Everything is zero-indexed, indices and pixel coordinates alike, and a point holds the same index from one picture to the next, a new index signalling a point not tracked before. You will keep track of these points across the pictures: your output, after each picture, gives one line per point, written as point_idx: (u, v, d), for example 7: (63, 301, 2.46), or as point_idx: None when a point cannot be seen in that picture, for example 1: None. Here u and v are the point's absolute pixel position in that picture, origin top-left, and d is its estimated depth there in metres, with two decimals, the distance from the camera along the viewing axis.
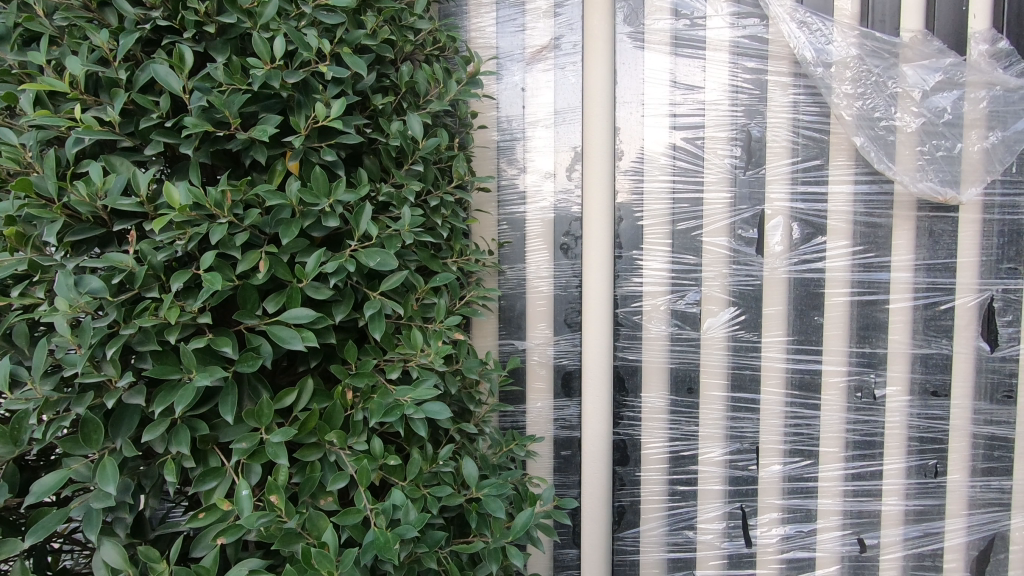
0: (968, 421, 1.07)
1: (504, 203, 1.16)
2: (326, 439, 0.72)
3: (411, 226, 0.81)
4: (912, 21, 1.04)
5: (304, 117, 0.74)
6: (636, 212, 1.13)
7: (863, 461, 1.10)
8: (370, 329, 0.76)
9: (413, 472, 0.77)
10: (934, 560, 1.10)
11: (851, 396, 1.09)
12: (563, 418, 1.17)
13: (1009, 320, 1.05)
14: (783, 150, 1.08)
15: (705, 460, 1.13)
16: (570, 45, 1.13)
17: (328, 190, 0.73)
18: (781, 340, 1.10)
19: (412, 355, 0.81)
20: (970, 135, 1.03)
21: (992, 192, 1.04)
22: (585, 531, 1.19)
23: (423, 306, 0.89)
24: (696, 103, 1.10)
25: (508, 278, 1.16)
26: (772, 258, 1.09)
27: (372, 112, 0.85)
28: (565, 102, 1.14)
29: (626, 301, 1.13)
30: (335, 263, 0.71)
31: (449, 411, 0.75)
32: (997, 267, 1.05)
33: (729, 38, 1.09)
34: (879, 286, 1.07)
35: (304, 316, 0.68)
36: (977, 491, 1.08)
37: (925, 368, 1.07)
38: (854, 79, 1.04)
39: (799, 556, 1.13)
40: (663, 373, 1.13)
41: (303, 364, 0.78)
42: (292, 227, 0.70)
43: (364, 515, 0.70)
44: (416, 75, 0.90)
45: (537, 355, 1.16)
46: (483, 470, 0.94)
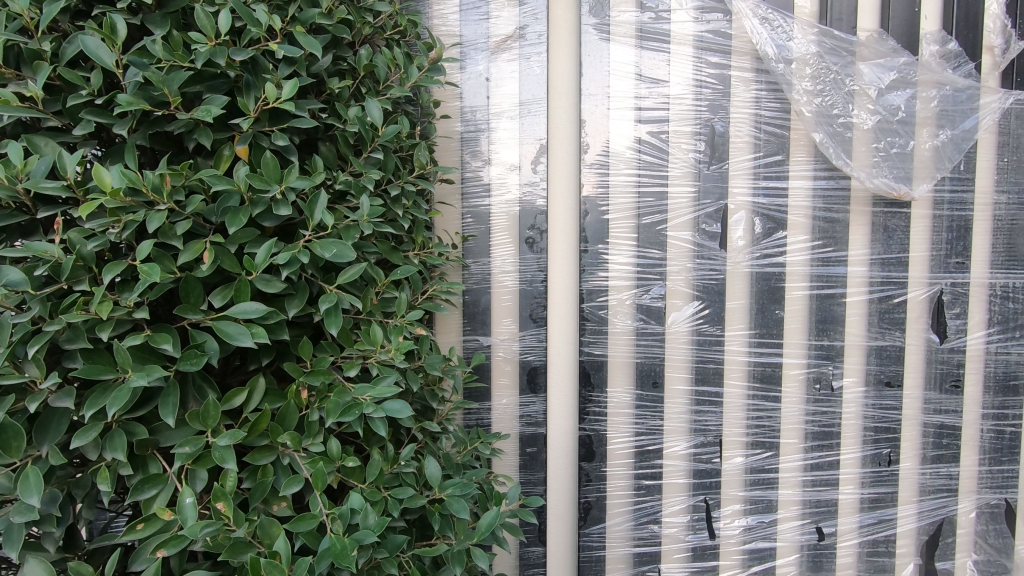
0: (919, 410, 1.10)
1: (468, 195, 1.13)
2: (279, 441, 0.68)
3: (369, 216, 0.77)
4: (869, 20, 1.06)
5: (253, 99, 0.70)
6: (602, 206, 1.11)
7: (821, 452, 1.12)
8: (326, 325, 0.72)
9: (373, 474, 0.73)
10: (887, 545, 1.13)
11: (810, 388, 1.11)
12: (528, 415, 1.15)
13: (957, 312, 1.09)
14: (745, 145, 1.09)
15: (669, 453, 1.14)
16: (535, 35, 1.11)
17: (279, 176, 0.69)
18: (743, 334, 1.11)
19: (371, 351, 0.77)
20: (922, 133, 1.05)
21: (941, 188, 1.07)
22: (550, 528, 1.18)
23: (383, 300, 0.85)
24: (661, 97, 1.10)
25: (472, 273, 1.14)
26: (734, 252, 1.10)
27: (327, 97, 0.81)
28: (530, 94, 1.12)
29: (591, 296, 1.12)
30: (287, 254, 0.67)
31: (410, 410, 0.72)
32: (946, 261, 1.08)
33: (693, 32, 1.08)
34: (837, 280, 1.09)
35: (254, 310, 0.64)
36: (928, 478, 1.11)
37: (879, 359, 1.10)
38: (813, 76, 1.06)
39: (760, 546, 1.15)
40: (628, 368, 1.13)
41: (253, 362, 0.73)
42: (240, 216, 0.66)
43: (319, 521, 0.66)
44: (375, 59, 0.86)
45: (503, 351, 1.14)
46: (446, 470, 0.91)
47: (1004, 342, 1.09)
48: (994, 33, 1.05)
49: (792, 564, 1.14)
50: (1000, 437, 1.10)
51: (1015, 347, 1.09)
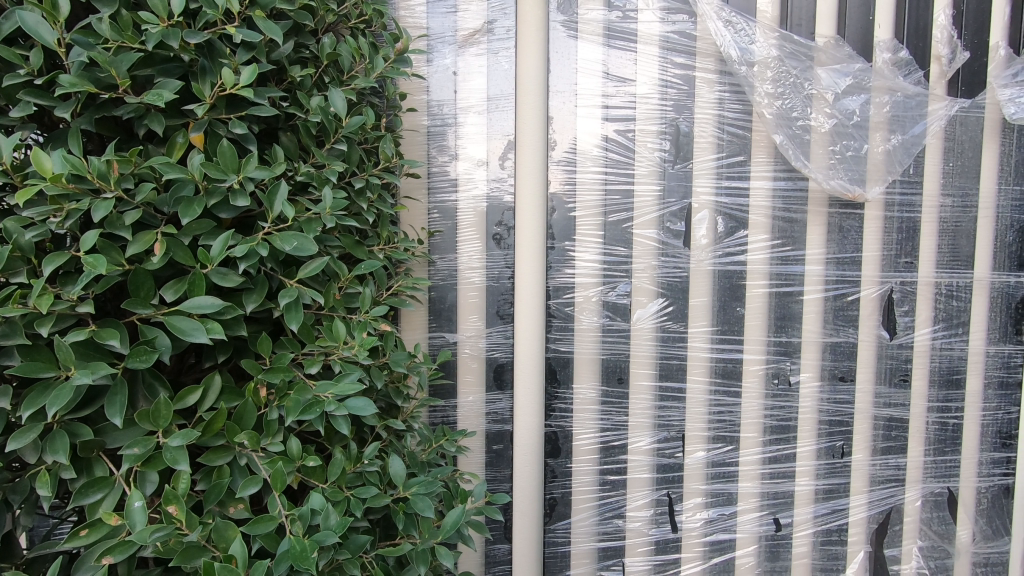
0: (870, 404, 1.15)
1: (435, 190, 1.12)
2: (235, 441, 0.66)
3: (332, 208, 0.75)
4: (826, 27, 1.09)
5: (208, 84, 0.67)
6: (569, 203, 1.12)
7: (778, 445, 1.16)
8: (286, 321, 0.69)
9: (335, 473, 0.72)
10: (840, 534, 1.17)
11: (769, 383, 1.14)
12: (495, 412, 1.14)
13: (906, 309, 1.14)
14: (709, 145, 1.11)
15: (634, 449, 1.15)
16: (502, 30, 1.10)
17: (237, 166, 0.66)
18: (705, 331, 1.13)
19: (334, 348, 0.75)
20: (875, 137, 1.09)
21: (892, 191, 1.12)
22: (516, 525, 1.17)
23: (346, 296, 0.83)
24: (627, 96, 1.11)
25: (438, 269, 1.12)
26: (697, 250, 1.12)
27: (289, 85, 0.79)
28: (498, 89, 1.11)
29: (558, 293, 1.12)
30: (244, 247, 0.64)
31: (373, 407, 0.71)
32: (896, 261, 1.13)
33: (659, 32, 1.10)
34: (795, 278, 1.13)
35: (209, 305, 0.61)
36: (878, 469, 1.16)
37: (834, 355, 1.14)
38: (774, 79, 1.08)
39: (721, 538, 1.17)
40: (593, 364, 1.13)
41: (209, 360, 0.70)
42: (195, 206, 0.63)
43: (278, 523, 0.64)
44: (339, 48, 0.83)
45: (469, 348, 1.13)
46: (411, 468, 0.90)
47: (949, 338, 1.14)
48: (941, 43, 1.09)
49: (750, 555, 1.18)
50: (944, 428, 1.15)
51: (959, 343, 1.14)
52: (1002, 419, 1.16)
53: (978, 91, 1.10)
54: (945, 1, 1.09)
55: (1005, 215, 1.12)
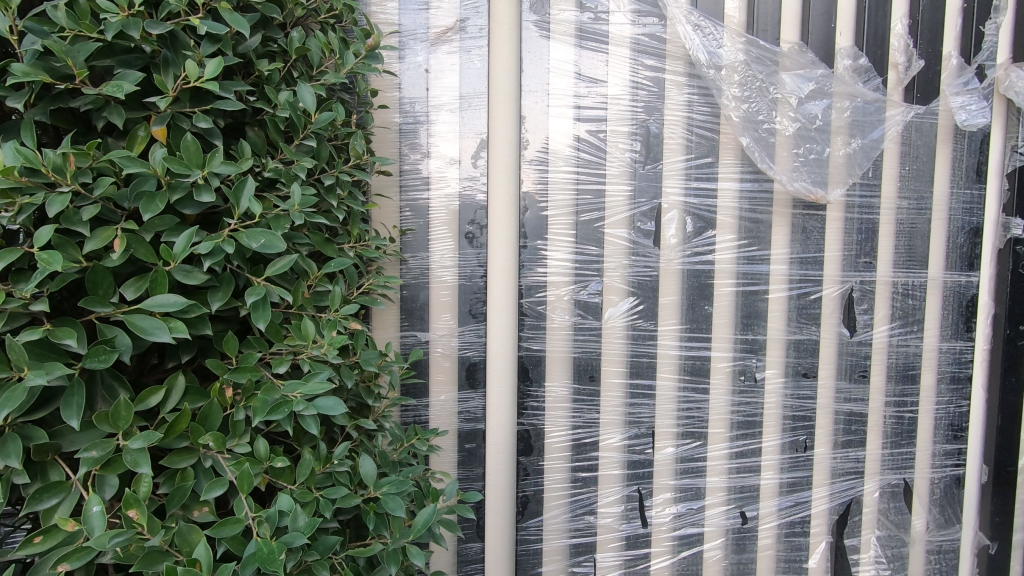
0: (831, 399, 1.19)
1: (407, 188, 1.11)
2: (200, 443, 0.64)
3: (301, 205, 0.74)
4: (790, 33, 1.12)
5: (172, 77, 0.65)
6: (541, 202, 1.12)
7: (745, 440, 1.18)
8: (254, 319, 0.68)
9: (304, 474, 0.71)
10: (804, 526, 1.21)
11: (735, 379, 1.17)
12: (467, 410, 1.14)
13: (865, 308, 1.18)
14: (678, 147, 1.13)
15: (605, 445, 1.16)
16: (475, 29, 1.10)
17: (201, 160, 0.64)
18: (675, 329, 1.15)
19: (303, 346, 0.74)
20: (836, 141, 1.13)
21: (852, 193, 1.15)
22: (488, 524, 1.18)
23: (315, 294, 0.82)
24: (599, 96, 1.12)
25: (410, 267, 1.12)
26: (667, 249, 1.14)
27: (256, 79, 0.77)
28: (470, 87, 1.11)
29: (530, 291, 1.13)
30: (209, 244, 0.63)
31: (343, 406, 0.70)
32: (856, 260, 1.17)
33: (630, 35, 1.11)
34: (760, 278, 1.16)
35: (172, 303, 0.59)
36: (838, 462, 1.20)
37: (798, 352, 1.17)
38: (740, 83, 1.11)
39: (689, 532, 1.19)
40: (565, 362, 1.14)
41: (172, 359, 0.69)
42: (157, 202, 0.61)
43: (245, 525, 0.62)
44: (308, 43, 0.82)
45: (441, 347, 1.13)
46: (382, 468, 0.89)
47: (905, 335, 1.19)
48: (898, 51, 1.14)
49: (717, 548, 1.20)
50: (900, 422, 1.20)
51: (914, 340, 1.19)
52: (954, 413, 1.21)
53: (932, 98, 1.15)
54: (902, 11, 1.14)
55: (957, 217, 1.17)
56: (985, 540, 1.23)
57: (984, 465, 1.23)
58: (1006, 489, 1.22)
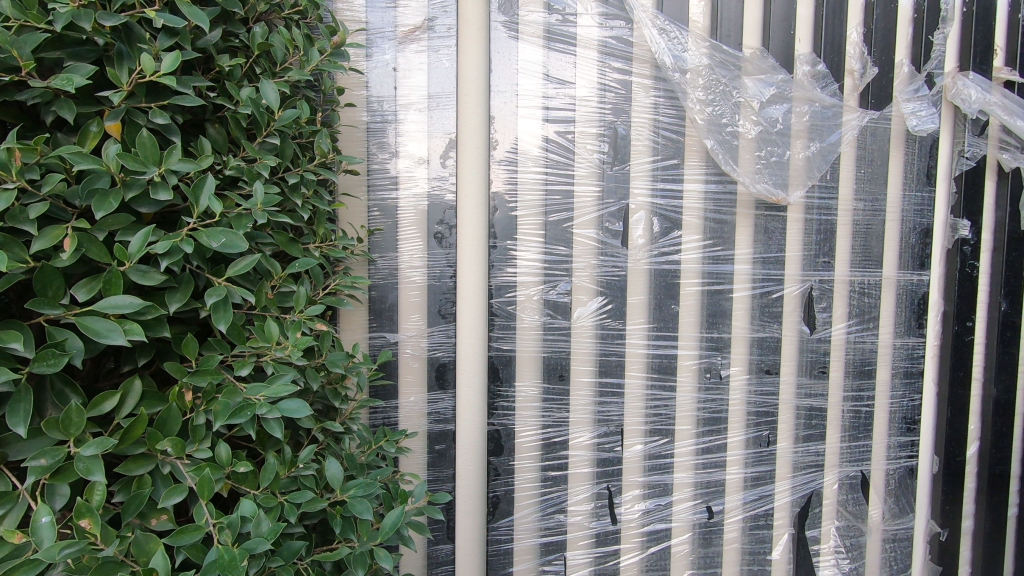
0: (793, 395, 1.22)
1: (375, 188, 1.10)
2: (157, 448, 0.62)
3: (264, 204, 0.72)
4: (752, 39, 1.15)
5: (126, 70, 0.63)
6: (510, 202, 1.12)
7: (711, 436, 1.21)
8: (214, 321, 0.66)
9: (268, 478, 0.69)
10: (767, 518, 1.24)
11: (701, 377, 1.19)
12: (436, 411, 1.14)
13: (824, 306, 1.22)
14: (645, 149, 1.15)
15: (575, 444, 1.17)
16: (444, 28, 1.09)
17: (158, 157, 0.62)
18: (643, 328, 1.17)
19: (266, 348, 0.72)
20: (796, 144, 1.16)
21: (812, 195, 1.19)
22: (459, 525, 1.17)
23: (280, 295, 0.81)
24: (567, 97, 1.13)
25: (378, 268, 1.11)
26: (635, 249, 1.16)
27: (216, 74, 0.75)
28: (439, 87, 1.10)
29: (500, 291, 1.13)
30: (166, 243, 0.61)
31: (308, 409, 0.69)
32: (815, 260, 1.20)
33: (598, 38, 1.12)
34: (724, 277, 1.18)
35: (126, 304, 0.57)
36: (800, 455, 1.24)
37: (761, 349, 1.21)
38: (705, 87, 1.14)
39: (657, 528, 1.21)
40: (535, 362, 1.15)
41: (128, 363, 0.66)
42: (110, 199, 0.59)
43: (205, 532, 0.61)
44: (271, 38, 0.80)
45: (410, 348, 1.12)
46: (349, 471, 0.88)
47: (862, 332, 1.23)
48: (854, 58, 1.18)
49: (685, 542, 1.22)
50: (857, 416, 1.24)
51: (870, 337, 1.23)
52: (908, 406, 1.26)
53: (886, 103, 1.19)
54: (856, 19, 1.18)
55: (909, 219, 1.22)
56: (937, 527, 1.29)
57: (935, 456, 1.28)
58: (955, 478, 1.29)
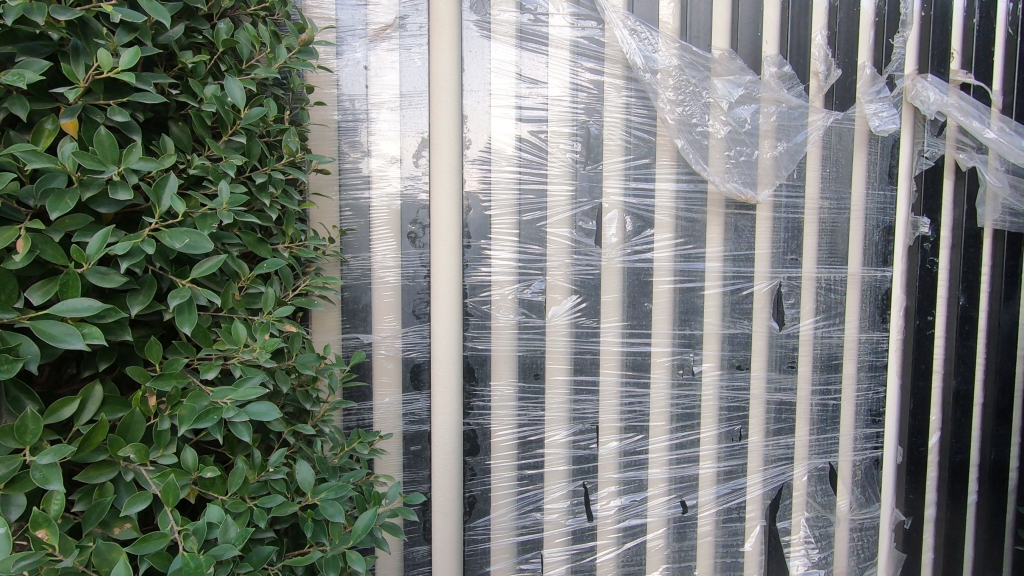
0: (763, 389, 1.25)
1: (346, 187, 1.09)
2: (120, 455, 0.60)
3: (230, 204, 0.71)
4: (721, 41, 1.17)
5: (83, 67, 0.61)
6: (484, 202, 1.12)
7: (684, 431, 1.23)
8: (178, 323, 0.64)
9: (236, 483, 0.68)
10: (739, 511, 1.26)
11: (675, 373, 1.21)
12: (412, 412, 1.13)
13: (793, 302, 1.24)
14: (617, 149, 1.16)
15: (551, 442, 1.18)
16: (415, 27, 1.09)
17: (117, 156, 0.61)
18: (617, 326, 1.18)
19: (234, 350, 0.71)
20: (764, 144, 1.19)
21: (780, 194, 1.22)
22: (435, 526, 1.17)
23: (248, 296, 0.79)
24: (540, 97, 1.13)
25: (351, 268, 1.09)
26: (608, 248, 1.17)
27: (179, 71, 0.74)
28: (411, 86, 1.09)
29: (474, 291, 1.13)
30: (126, 244, 0.59)
31: (278, 412, 0.68)
32: (783, 257, 1.23)
33: (569, 38, 1.13)
34: (696, 274, 1.20)
35: (85, 307, 0.56)
36: (771, 449, 1.26)
37: (732, 345, 1.23)
38: (675, 87, 1.15)
39: (633, 524, 1.23)
40: (510, 361, 1.15)
41: (88, 368, 0.64)
42: (66, 199, 0.57)
43: (170, 540, 0.59)
44: (236, 35, 0.79)
45: (385, 349, 1.12)
46: (322, 474, 0.87)
47: (828, 327, 1.26)
48: (819, 61, 1.21)
49: (660, 537, 1.24)
50: (825, 409, 1.27)
51: (836, 332, 1.26)
52: (873, 399, 1.29)
53: (849, 104, 1.23)
54: (821, 22, 1.21)
55: (872, 216, 1.25)
56: (901, 516, 1.34)
57: (900, 447, 1.32)
58: (918, 468, 1.33)
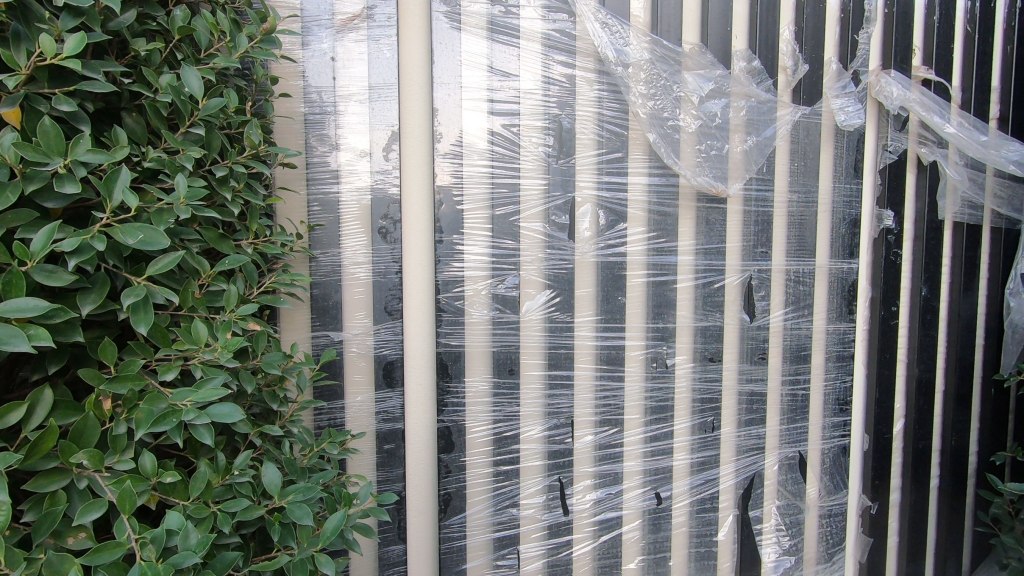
0: (735, 381, 1.26)
1: (314, 181, 1.06)
2: (72, 462, 0.58)
3: (188, 198, 0.68)
4: (691, 35, 1.18)
5: (24, 53, 0.58)
6: (456, 196, 1.11)
7: (658, 424, 1.23)
8: (133, 323, 0.62)
9: (198, 487, 0.65)
10: (713, 501, 1.28)
11: (648, 366, 1.22)
12: (385, 410, 1.11)
13: (763, 294, 1.26)
14: (590, 142, 1.15)
15: (526, 437, 1.17)
16: (383, 17, 1.06)
17: (64, 148, 0.58)
18: (591, 320, 1.18)
19: (194, 350, 0.68)
20: (734, 138, 1.20)
21: (750, 187, 1.23)
22: (410, 525, 1.15)
23: (209, 294, 0.76)
24: (511, 90, 1.12)
25: (320, 265, 1.07)
26: (581, 243, 1.16)
27: (132, 59, 0.71)
28: (380, 78, 1.07)
29: (447, 287, 1.11)
30: (74, 240, 0.57)
31: (241, 413, 0.66)
32: (753, 250, 1.24)
33: (541, 30, 1.12)
34: (668, 268, 1.21)
35: (30, 307, 0.53)
36: (742, 439, 1.28)
37: (705, 338, 1.24)
38: (646, 81, 1.15)
39: (609, 517, 1.23)
40: (485, 357, 1.14)
41: (37, 372, 0.61)
42: (7, 194, 0.55)
43: (127, 549, 0.57)
44: (193, 22, 0.75)
45: (356, 346, 1.09)
46: (289, 475, 0.85)
47: (797, 319, 1.28)
48: (787, 56, 1.22)
49: (635, 529, 1.25)
50: (794, 399, 1.30)
51: (805, 323, 1.28)
52: (840, 388, 1.32)
53: (816, 99, 1.24)
54: (788, 18, 1.22)
55: (839, 209, 1.28)
56: (868, 501, 1.37)
57: (866, 434, 1.36)
58: (884, 455, 1.37)
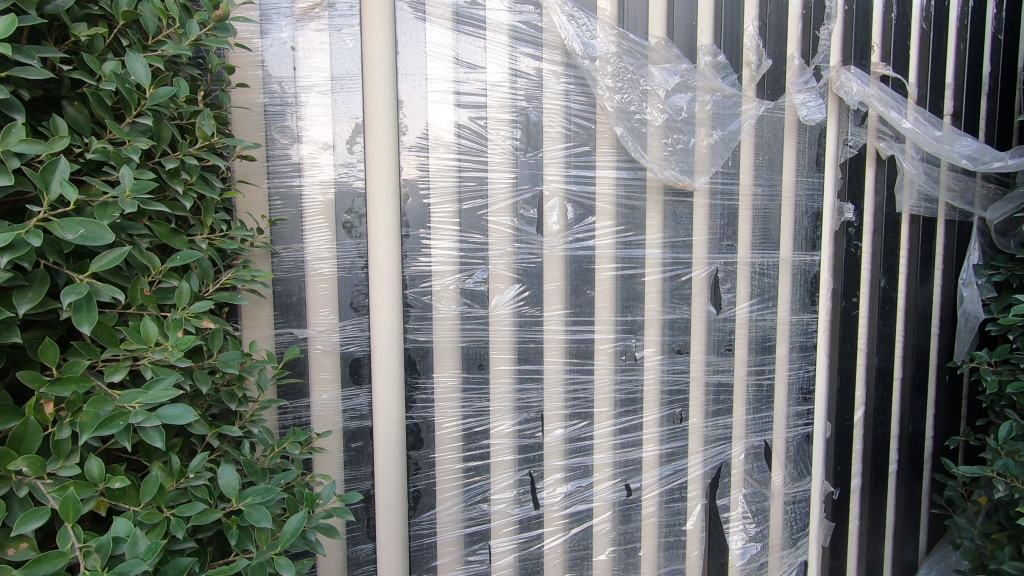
0: (702, 371, 1.28)
1: (276, 174, 1.03)
2: (11, 469, 0.55)
3: (134, 191, 0.65)
4: (657, 29, 1.18)
5: None
6: (422, 190, 1.09)
7: (627, 416, 1.24)
8: (75, 322, 0.59)
9: (150, 492, 0.63)
10: (681, 491, 1.30)
11: (617, 359, 1.22)
12: (352, 409, 1.09)
13: (729, 286, 1.27)
14: (557, 136, 1.15)
15: (496, 433, 1.17)
16: (345, 6, 1.03)
17: None
18: (560, 315, 1.18)
19: (143, 350, 0.66)
20: (700, 132, 1.21)
21: (716, 181, 1.24)
22: (379, 523, 1.13)
23: (160, 291, 0.74)
24: (478, 82, 1.10)
25: (282, 260, 1.04)
26: (550, 236, 1.16)
27: (72, 45, 0.67)
28: (343, 69, 1.04)
29: (414, 282, 1.09)
30: (7, 235, 0.54)
31: (193, 414, 0.63)
32: (720, 243, 1.26)
33: (507, 22, 1.10)
34: (636, 261, 1.21)
35: None
36: (710, 430, 1.30)
37: (672, 330, 1.25)
38: (613, 74, 1.15)
39: (579, 509, 1.24)
40: (453, 352, 1.13)
41: None
42: None
43: (70, 558, 0.54)
44: (140, 6, 0.71)
45: (321, 344, 1.07)
46: (250, 477, 0.82)
47: (762, 310, 1.30)
48: (751, 51, 1.23)
49: (606, 520, 1.26)
50: (760, 388, 1.32)
51: (769, 314, 1.31)
52: (804, 377, 1.35)
53: (780, 94, 1.26)
54: (753, 13, 1.23)
55: (802, 202, 1.30)
56: (830, 487, 1.41)
57: (829, 422, 1.39)
58: (845, 441, 1.41)
